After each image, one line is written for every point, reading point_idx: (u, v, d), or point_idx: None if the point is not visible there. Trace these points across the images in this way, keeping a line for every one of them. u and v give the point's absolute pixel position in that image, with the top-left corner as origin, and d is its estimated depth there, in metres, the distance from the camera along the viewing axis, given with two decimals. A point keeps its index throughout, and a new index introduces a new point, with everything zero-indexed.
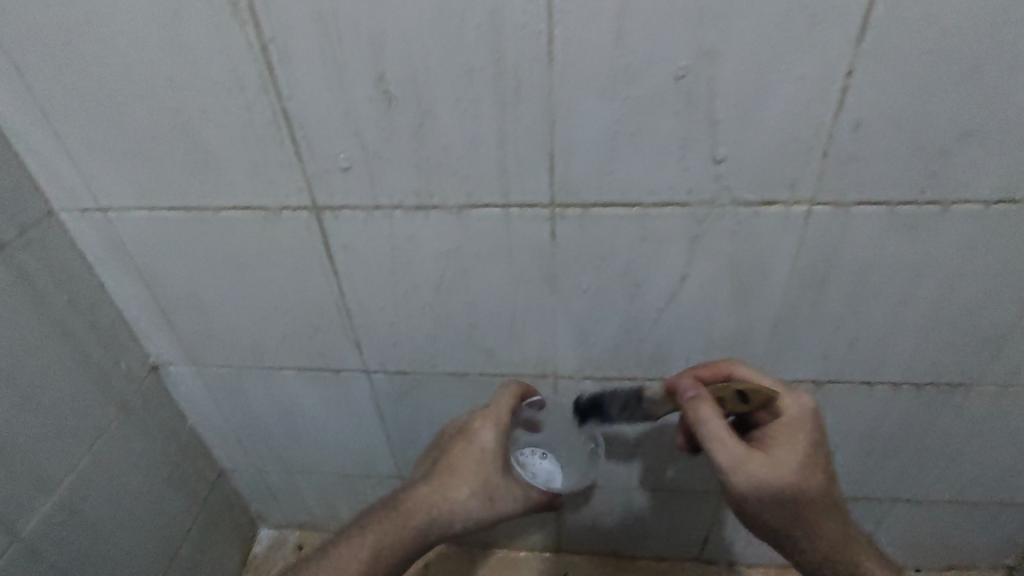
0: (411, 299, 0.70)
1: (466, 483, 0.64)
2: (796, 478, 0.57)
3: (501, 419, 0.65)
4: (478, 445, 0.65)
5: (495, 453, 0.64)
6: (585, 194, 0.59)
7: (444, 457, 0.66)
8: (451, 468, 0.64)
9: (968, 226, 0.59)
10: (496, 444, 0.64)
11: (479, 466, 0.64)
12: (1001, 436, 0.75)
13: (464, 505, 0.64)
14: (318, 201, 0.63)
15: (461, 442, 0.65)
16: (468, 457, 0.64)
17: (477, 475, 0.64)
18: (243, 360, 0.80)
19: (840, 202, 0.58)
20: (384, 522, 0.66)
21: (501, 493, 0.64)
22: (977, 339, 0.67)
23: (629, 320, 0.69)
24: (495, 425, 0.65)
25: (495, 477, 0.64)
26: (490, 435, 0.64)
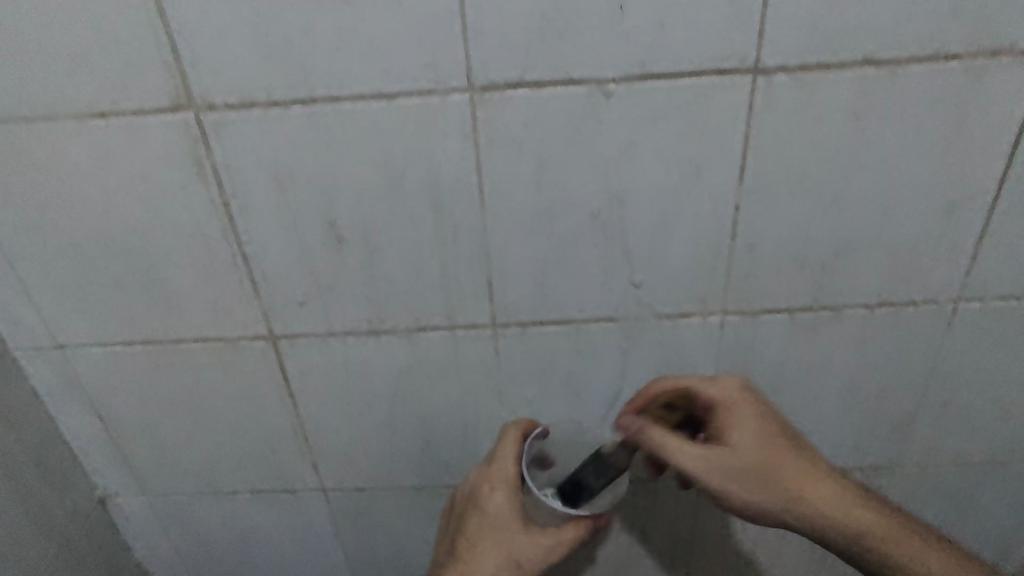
0: (367, 415, 0.73)
1: (489, 557, 0.60)
2: (758, 454, 0.62)
3: (506, 475, 0.62)
4: (491, 513, 0.61)
5: (512, 515, 0.61)
6: (523, 314, 0.66)
7: (461, 538, 0.62)
8: (472, 546, 0.61)
9: (860, 325, 0.67)
10: (508, 505, 0.61)
11: (498, 536, 0.60)
12: (926, 511, 0.81)
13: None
14: (275, 330, 0.67)
15: (473, 516, 0.62)
16: (486, 528, 0.61)
17: (498, 544, 0.60)
18: (196, 487, 0.79)
19: (747, 311, 0.66)
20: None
21: (529, 556, 0.59)
22: (887, 423, 0.73)
23: (575, 424, 0.74)
24: (503, 484, 0.62)
25: (515, 540, 0.60)
26: (501, 496, 0.61)
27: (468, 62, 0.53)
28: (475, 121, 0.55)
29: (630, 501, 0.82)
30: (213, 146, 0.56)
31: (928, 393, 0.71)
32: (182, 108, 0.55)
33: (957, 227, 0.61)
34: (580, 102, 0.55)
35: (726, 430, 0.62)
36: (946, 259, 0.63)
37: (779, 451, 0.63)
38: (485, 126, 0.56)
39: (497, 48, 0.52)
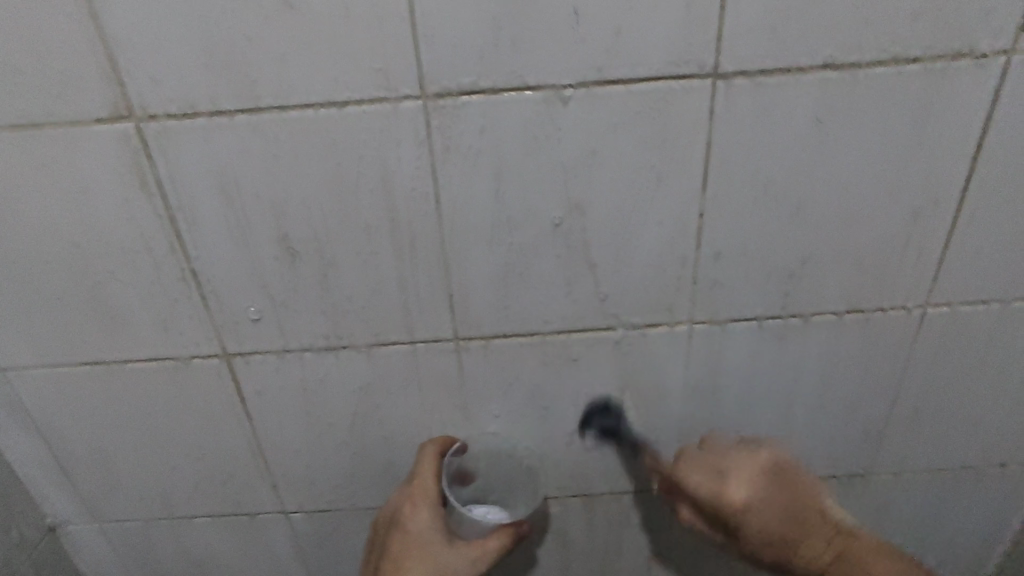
0: (328, 434, 0.71)
1: (414, 573, 0.62)
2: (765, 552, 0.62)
3: (427, 492, 0.65)
4: (414, 530, 0.63)
5: (435, 529, 0.64)
6: (485, 327, 0.64)
7: (385, 559, 0.63)
8: (396, 564, 0.62)
9: (829, 333, 0.66)
10: (431, 520, 0.64)
11: (423, 551, 0.63)
12: (900, 519, 0.80)
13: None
14: (228, 348, 0.64)
15: (397, 535, 0.64)
16: (410, 544, 0.63)
17: (423, 559, 0.62)
18: (151, 512, 0.76)
19: (715, 320, 0.64)
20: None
21: (454, 567, 0.62)
22: (859, 432, 0.72)
23: (543, 439, 0.72)
24: (425, 501, 0.64)
25: (440, 553, 0.63)
26: (423, 513, 0.64)
27: (419, 70, 0.51)
28: (429, 130, 0.54)
29: (604, 521, 0.79)
30: (156, 157, 0.54)
31: (899, 401, 0.70)
32: (123, 118, 0.52)
33: (922, 234, 0.61)
34: (537, 110, 0.53)
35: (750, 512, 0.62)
36: (912, 265, 0.62)
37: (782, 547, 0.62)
38: (439, 135, 0.54)
39: (449, 54, 0.51)
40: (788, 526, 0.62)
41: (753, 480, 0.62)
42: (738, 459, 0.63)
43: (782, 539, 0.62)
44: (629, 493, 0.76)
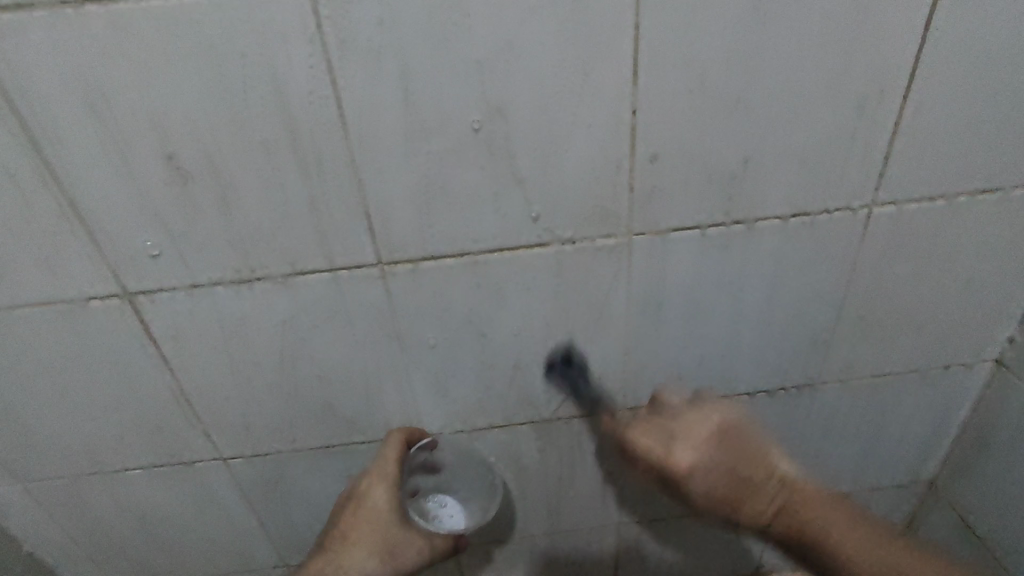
0: (255, 377, 0.66)
1: (362, 545, 0.65)
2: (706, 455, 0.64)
3: (387, 475, 0.67)
4: (369, 507, 0.67)
5: (390, 510, 0.67)
6: (410, 250, 0.59)
7: (337, 526, 0.67)
8: (347, 534, 0.66)
9: (774, 240, 0.63)
10: (389, 501, 0.67)
11: (374, 527, 0.66)
12: (850, 427, 0.81)
13: (366, 567, 0.65)
14: (127, 287, 0.59)
15: (352, 507, 0.67)
16: (363, 519, 0.66)
17: (374, 533, 0.66)
18: (77, 468, 0.71)
19: (655, 230, 0.61)
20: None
21: (402, 545, 0.67)
22: (806, 341, 0.71)
23: (485, 368, 0.69)
24: (385, 482, 0.67)
25: (392, 530, 0.67)
26: (381, 492, 0.67)
27: None
28: (319, 21, 0.47)
29: (556, 447, 0.77)
30: None
31: (846, 307, 0.69)
32: None
33: (868, 125, 0.57)
34: None
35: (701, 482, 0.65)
36: (859, 161, 0.59)
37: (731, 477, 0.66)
38: (332, 27, 0.47)
39: None
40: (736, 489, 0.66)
41: (705, 442, 0.65)
42: (693, 417, 0.66)
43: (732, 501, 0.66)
44: (578, 417, 0.74)
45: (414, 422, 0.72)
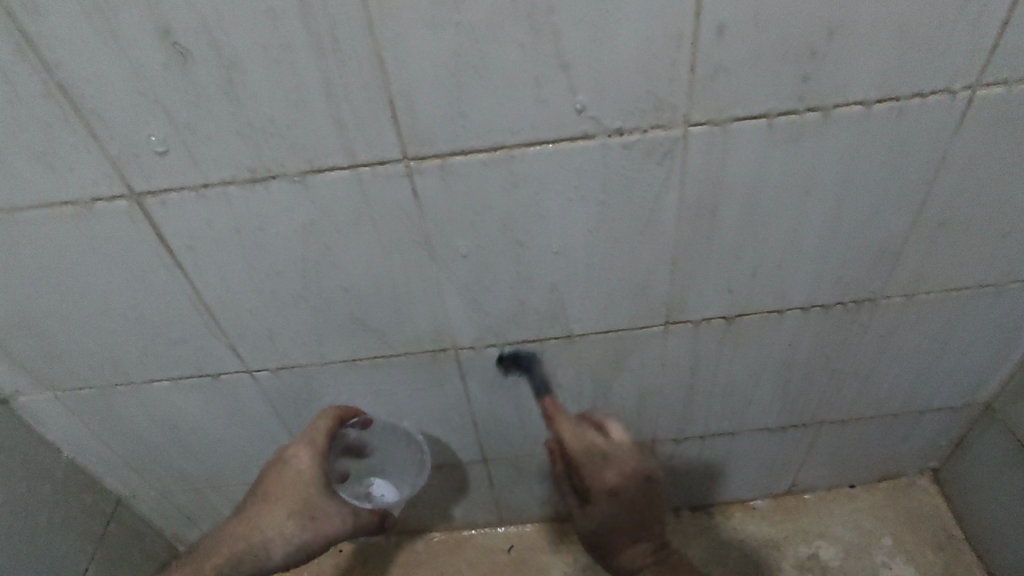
0: (277, 287, 0.63)
1: (279, 508, 0.62)
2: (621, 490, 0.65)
3: (314, 441, 0.65)
4: (293, 469, 0.64)
5: (314, 474, 0.64)
6: (439, 144, 0.53)
7: (259, 490, 0.64)
8: (265, 496, 0.63)
9: (852, 132, 0.55)
10: (314, 464, 0.64)
11: (295, 490, 0.63)
12: (908, 346, 0.75)
13: (282, 531, 0.61)
14: (134, 187, 0.54)
15: (275, 471, 0.64)
16: (285, 480, 0.63)
17: (293, 498, 0.62)
18: (106, 378, 0.70)
19: (716, 120, 0.53)
20: (200, 560, 0.62)
21: (323, 511, 0.62)
22: (874, 250, 0.64)
23: (520, 279, 0.64)
24: (311, 446, 0.65)
25: (314, 495, 0.63)
26: (305, 457, 0.64)
27: None
28: None
29: (591, 364, 0.74)
30: None
31: (924, 212, 0.61)
32: None
33: None
34: None
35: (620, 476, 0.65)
36: (969, 33, 0.49)
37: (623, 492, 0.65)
38: None
39: None
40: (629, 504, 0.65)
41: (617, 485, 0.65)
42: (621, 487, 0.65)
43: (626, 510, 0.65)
44: (618, 332, 0.70)
45: (444, 335, 0.69)
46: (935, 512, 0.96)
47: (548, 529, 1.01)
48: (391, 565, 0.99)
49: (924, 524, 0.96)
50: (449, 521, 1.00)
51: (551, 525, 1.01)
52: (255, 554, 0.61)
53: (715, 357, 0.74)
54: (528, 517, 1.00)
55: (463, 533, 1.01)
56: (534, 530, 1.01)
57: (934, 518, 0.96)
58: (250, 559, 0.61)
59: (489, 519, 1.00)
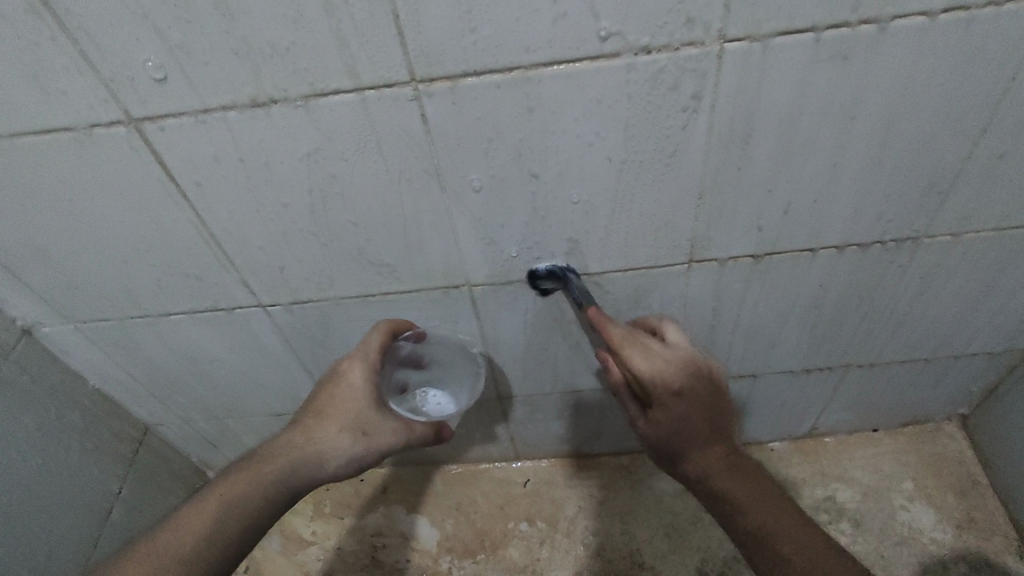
0: (285, 220, 0.61)
1: (333, 420, 0.61)
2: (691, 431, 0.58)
3: (367, 356, 0.64)
4: (346, 384, 0.63)
5: (368, 389, 0.63)
6: (448, 63, 0.49)
7: (310, 405, 0.63)
8: (320, 408, 0.62)
9: (911, 49, 0.48)
10: (366, 377, 0.63)
11: (348, 404, 0.62)
12: (948, 290, 0.71)
13: (335, 443, 0.60)
14: (131, 112, 0.51)
15: (328, 387, 0.63)
16: (338, 395, 0.62)
17: (346, 412, 0.62)
18: (123, 310, 0.71)
19: (755, 35, 0.47)
20: (247, 471, 0.58)
21: (376, 427, 0.62)
22: (922, 185, 0.59)
23: (536, 213, 0.60)
24: (364, 361, 0.64)
25: (367, 410, 0.62)
26: (359, 369, 0.63)
27: None
28: None
29: (610, 302, 0.71)
30: None
31: (982, 143, 0.55)
32: None
33: None
34: None
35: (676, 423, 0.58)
36: None
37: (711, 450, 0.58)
38: None
39: None
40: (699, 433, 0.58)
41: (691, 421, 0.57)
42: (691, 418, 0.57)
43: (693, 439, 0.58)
44: (638, 271, 0.67)
45: (457, 272, 0.66)
46: (960, 458, 0.95)
47: (563, 464, 1.02)
48: (410, 494, 1.02)
49: (946, 469, 0.94)
50: (467, 455, 1.02)
51: (567, 461, 1.02)
52: (308, 467, 0.59)
53: (740, 298, 0.71)
54: (545, 453, 1.01)
55: (480, 467, 1.04)
56: (550, 465, 1.02)
57: (958, 464, 0.94)
58: (305, 471, 0.59)
59: (505, 454, 1.02)
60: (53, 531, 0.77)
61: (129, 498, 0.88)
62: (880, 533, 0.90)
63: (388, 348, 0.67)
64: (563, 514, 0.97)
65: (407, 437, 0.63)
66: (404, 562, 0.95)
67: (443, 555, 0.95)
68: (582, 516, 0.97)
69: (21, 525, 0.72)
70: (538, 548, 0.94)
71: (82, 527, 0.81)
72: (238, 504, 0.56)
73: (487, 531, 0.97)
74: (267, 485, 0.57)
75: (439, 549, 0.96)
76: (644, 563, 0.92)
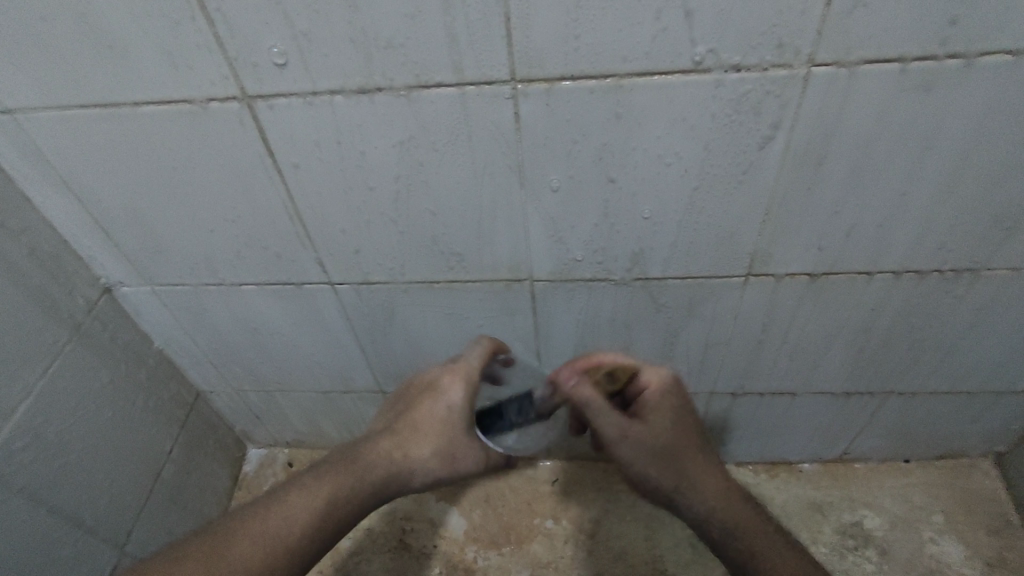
0: (369, 203, 0.64)
1: (428, 440, 0.61)
2: (671, 441, 0.63)
3: (470, 374, 0.64)
4: (445, 403, 0.62)
5: (465, 410, 0.62)
6: (548, 66, 0.52)
7: (406, 414, 0.63)
8: (416, 423, 0.62)
9: (993, 85, 0.50)
10: (465, 401, 0.62)
11: (444, 424, 0.62)
12: (1000, 325, 0.72)
13: (425, 463, 0.61)
14: (246, 89, 0.55)
15: (427, 398, 0.63)
16: (435, 414, 0.62)
17: (441, 432, 0.62)
18: (200, 277, 0.75)
19: (843, 60, 0.50)
20: (331, 481, 0.58)
21: (463, 453, 0.62)
22: (987, 219, 0.61)
23: (607, 216, 0.63)
24: (465, 382, 0.63)
25: (458, 434, 0.62)
26: (461, 390, 0.62)
27: None
28: None
29: (664, 309, 0.73)
30: None
31: None
32: None
33: None
34: None
35: (660, 427, 0.63)
36: None
37: (714, 466, 0.64)
38: None
39: None
40: (682, 448, 0.63)
41: (671, 425, 0.64)
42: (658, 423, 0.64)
43: (677, 455, 0.63)
44: (696, 280, 0.69)
45: (523, 266, 0.69)
46: (994, 496, 0.95)
47: (592, 467, 1.04)
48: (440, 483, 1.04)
49: (978, 506, 0.94)
50: None
51: (596, 464, 1.04)
52: (398, 482, 0.60)
53: (792, 315, 0.73)
54: (576, 454, 1.03)
55: None
56: (579, 467, 1.04)
57: (991, 502, 0.94)
58: (390, 487, 0.60)
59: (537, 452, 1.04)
60: (113, 482, 0.81)
61: (180, 461, 0.92)
62: (908, 563, 0.90)
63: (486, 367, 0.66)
64: (590, 516, 0.99)
65: (485, 465, 0.64)
66: (431, 548, 0.97)
67: (469, 545, 0.97)
68: (608, 520, 0.98)
69: (86, 472, 0.77)
70: (563, 546, 0.96)
71: (137, 481, 0.84)
72: (324, 514, 0.57)
73: (513, 525, 0.99)
74: (349, 500, 0.58)
75: (465, 539, 0.98)
76: (667, 571, 0.93)
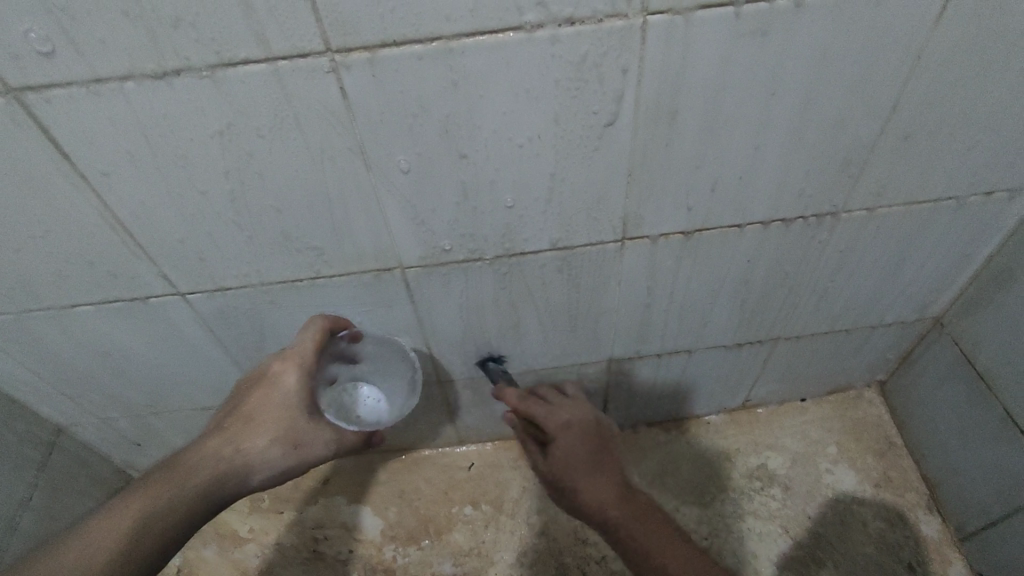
0: (199, 203, 0.57)
1: (264, 431, 0.59)
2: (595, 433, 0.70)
3: (303, 358, 0.62)
4: (279, 390, 0.60)
5: (300, 395, 0.61)
6: (365, 31, 0.46)
7: (238, 409, 0.60)
8: (249, 416, 0.59)
9: (826, 27, 0.50)
10: (300, 384, 0.61)
11: (281, 411, 0.60)
12: (865, 263, 0.74)
13: (263, 455, 0.58)
14: (9, 81, 0.46)
15: (258, 389, 0.60)
16: (269, 402, 0.60)
17: (277, 420, 0.59)
18: (21, 303, 0.65)
19: (678, 7, 0.47)
20: (148, 492, 0.54)
21: (307, 438, 0.60)
22: (838, 161, 0.61)
23: (464, 193, 0.59)
24: (297, 366, 0.61)
25: (298, 418, 0.60)
26: (294, 375, 0.61)
27: None
28: None
29: (545, 282, 0.71)
30: None
31: (892, 119, 0.58)
32: None
33: None
34: None
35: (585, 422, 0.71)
36: None
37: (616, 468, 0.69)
38: None
39: None
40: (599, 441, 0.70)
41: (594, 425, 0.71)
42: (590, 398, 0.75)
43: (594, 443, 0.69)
44: (572, 251, 0.67)
45: (389, 255, 0.64)
46: (879, 422, 1.01)
47: (508, 446, 1.02)
48: (353, 485, 1.00)
49: (867, 433, 1.00)
50: (409, 442, 1.00)
51: (511, 443, 1.03)
52: (234, 480, 0.57)
53: (673, 275, 0.72)
54: (489, 436, 1.01)
55: (424, 452, 1.03)
56: (494, 448, 1.02)
57: (878, 428, 1.00)
58: (224, 488, 0.56)
59: (449, 439, 1.01)
60: None
61: (42, 504, 0.82)
62: (807, 496, 0.95)
63: (324, 348, 0.65)
64: (508, 496, 0.98)
65: (341, 445, 0.62)
66: (348, 553, 0.93)
67: (387, 543, 0.94)
68: (526, 497, 0.97)
69: None
70: (483, 529, 0.95)
71: None
72: (143, 531, 0.52)
73: (432, 517, 0.96)
74: (174, 509, 0.53)
75: (382, 539, 0.95)
76: (588, 538, 0.93)
